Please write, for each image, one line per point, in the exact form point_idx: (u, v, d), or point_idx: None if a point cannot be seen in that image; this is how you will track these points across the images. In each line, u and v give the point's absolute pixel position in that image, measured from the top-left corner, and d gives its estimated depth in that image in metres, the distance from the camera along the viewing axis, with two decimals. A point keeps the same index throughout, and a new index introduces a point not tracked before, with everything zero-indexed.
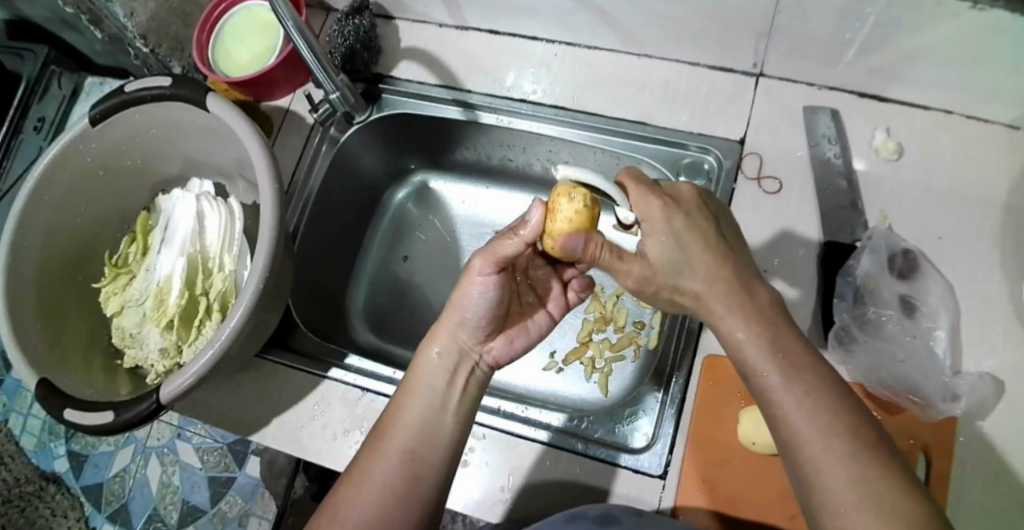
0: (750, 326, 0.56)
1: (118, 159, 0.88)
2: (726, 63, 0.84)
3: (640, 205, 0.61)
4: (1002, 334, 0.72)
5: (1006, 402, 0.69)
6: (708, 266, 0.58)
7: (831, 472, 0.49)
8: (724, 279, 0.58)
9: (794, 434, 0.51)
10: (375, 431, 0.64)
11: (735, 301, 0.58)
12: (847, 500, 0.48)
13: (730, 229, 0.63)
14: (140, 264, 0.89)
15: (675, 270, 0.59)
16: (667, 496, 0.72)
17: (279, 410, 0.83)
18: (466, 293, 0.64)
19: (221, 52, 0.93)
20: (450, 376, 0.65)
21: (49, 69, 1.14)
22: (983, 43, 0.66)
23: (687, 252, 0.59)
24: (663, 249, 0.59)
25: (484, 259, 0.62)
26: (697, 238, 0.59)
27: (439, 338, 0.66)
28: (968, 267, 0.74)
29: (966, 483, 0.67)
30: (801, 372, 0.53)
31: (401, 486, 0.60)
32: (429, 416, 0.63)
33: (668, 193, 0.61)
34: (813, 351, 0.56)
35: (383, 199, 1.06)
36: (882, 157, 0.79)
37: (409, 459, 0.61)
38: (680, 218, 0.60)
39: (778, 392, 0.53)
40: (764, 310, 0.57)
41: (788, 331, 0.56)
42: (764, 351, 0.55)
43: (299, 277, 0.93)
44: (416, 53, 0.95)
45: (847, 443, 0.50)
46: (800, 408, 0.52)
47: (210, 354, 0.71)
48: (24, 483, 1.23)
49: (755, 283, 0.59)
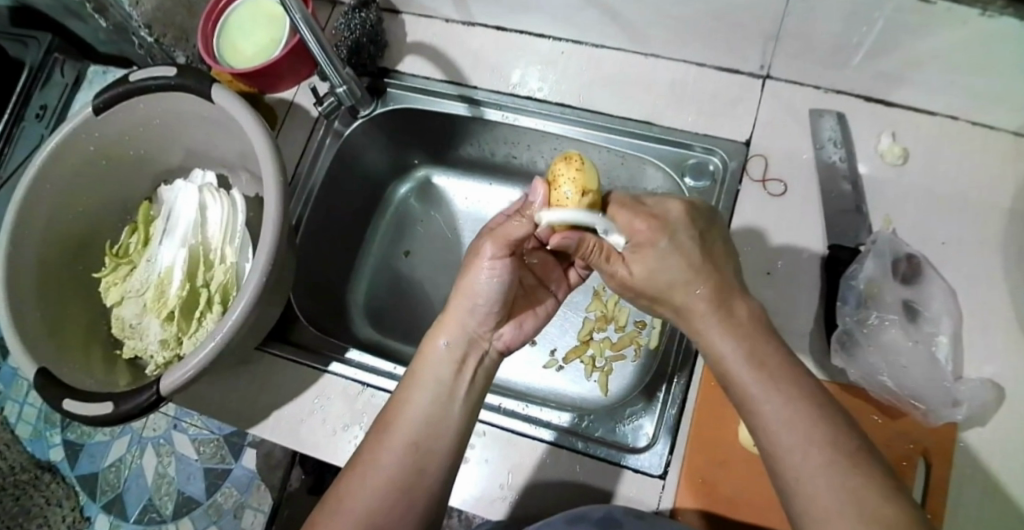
0: (732, 337, 0.57)
1: (120, 148, 0.87)
2: (733, 64, 0.84)
3: (625, 226, 0.64)
4: (1004, 341, 0.72)
5: (1006, 409, 0.69)
6: (692, 281, 0.61)
7: (812, 481, 0.49)
8: (707, 293, 0.60)
9: (773, 444, 0.52)
10: (380, 421, 0.64)
11: (715, 311, 0.59)
12: (829, 504, 0.48)
13: (721, 242, 0.65)
14: (141, 254, 0.89)
15: (659, 287, 0.62)
16: (667, 497, 0.72)
17: (278, 403, 0.83)
18: (475, 280, 0.65)
19: (226, 43, 0.93)
20: (458, 366, 0.65)
21: (52, 56, 1.13)
22: (992, 50, 0.66)
23: (668, 273, 0.61)
24: (646, 268, 0.62)
25: (493, 242, 0.64)
26: (680, 257, 0.62)
27: (448, 328, 0.66)
28: (971, 273, 0.74)
29: (964, 489, 0.68)
30: (780, 382, 0.53)
31: (407, 476, 0.60)
32: (437, 405, 0.63)
33: (654, 213, 0.64)
34: (795, 362, 0.56)
35: (385, 194, 1.06)
36: (887, 162, 0.79)
37: (415, 449, 0.61)
38: (664, 239, 0.62)
39: (757, 401, 0.53)
40: (747, 323, 0.58)
41: (769, 343, 0.57)
42: (744, 362, 0.55)
43: (301, 270, 0.93)
44: (423, 48, 0.95)
45: (826, 451, 0.49)
46: (780, 415, 0.52)
47: (212, 346, 0.70)
48: (19, 471, 1.22)
49: (737, 294, 0.61)
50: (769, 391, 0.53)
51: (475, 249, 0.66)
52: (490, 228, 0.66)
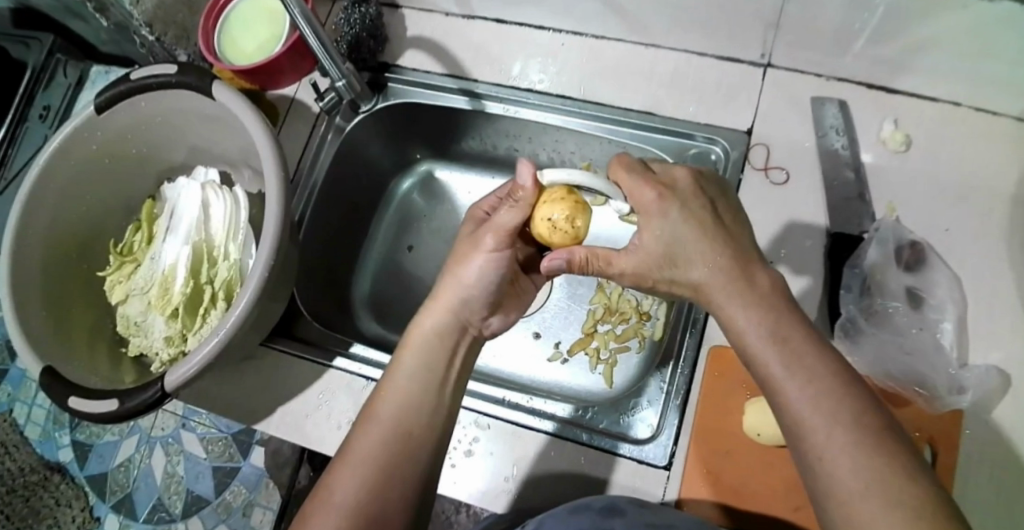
0: (751, 312, 0.56)
1: (123, 147, 0.88)
2: (733, 53, 0.83)
3: (633, 195, 0.63)
4: (1010, 327, 0.71)
5: (1012, 394, 0.69)
6: (709, 254, 0.59)
7: (836, 461, 0.49)
8: (724, 266, 0.58)
9: (799, 421, 0.51)
10: (368, 407, 0.63)
11: (733, 284, 0.58)
12: (854, 487, 0.48)
13: (729, 211, 0.63)
14: (145, 253, 0.90)
15: (673, 259, 0.60)
16: (672, 488, 0.72)
17: (283, 398, 0.83)
18: (471, 268, 0.65)
19: (227, 40, 0.93)
20: (445, 353, 0.65)
21: (54, 57, 1.15)
22: (995, 35, 0.66)
23: (682, 243, 0.60)
24: (662, 240, 0.61)
25: (495, 235, 0.65)
26: (693, 225, 0.60)
27: (438, 314, 0.65)
28: (975, 259, 0.74)
29: (972, 477, 0.67)
30: (804, 360, 0.53)
31: (389, 463, 0.59)
32: (424, 393, 0.62)
33: (662, 180, 0.63)
34: (818, 336, 0.56)
35: (388, 190, 1.06)
36: (890, 149, 0.78)
37: (399, 437, 0.60)
38: (676, 208, 0.61)
39: (779, 378, 0.53)
40: (767, 293, 0.57)
41: (791, 314, 0.56)
42: (767, 338, 0.55)
43: (307, 266, 0.94)
44: (423, 42, 0.95)
45: (852, 431, 0.49)
46: (805, 395, 0.52)
47: (216, 341, 0.70)
48: (29, 472, 1.23)
49: (756, 263, 0.59)
50: (791, 369, 0.53)
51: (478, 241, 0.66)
52: (487, 219, 0.67)
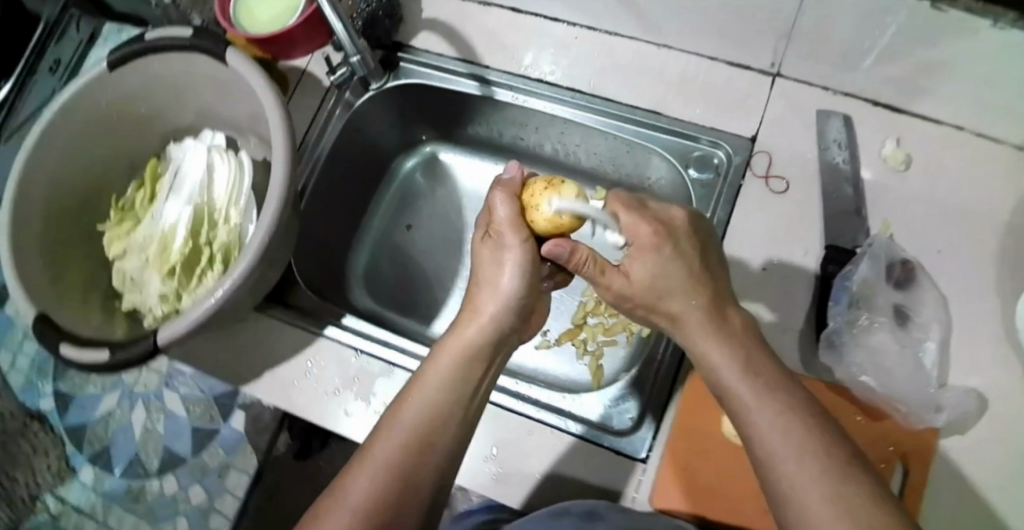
0: (722, 347, 0.59)
1: (131, 105, 0.88)
2: (743, 60, 0.84)
3: (630, 230, 0.64)
4: (992, 352, 0.73)
5: (988, 418, 0.70)
6: (688, 291, 0.62)
7: (806, 489, 0.50)
8: (704, 305, 0.62)
9: (767, 452, 0.53)
10: (394, 408, 0.63)
11: (708, 323, 0.61)
12: (821, 512, 0.48)
13: (716, 254, 0.66)
14: (146, 210, 0.90)
15: (662, 290, 0.62)
16: (645, 482, 0.73)
17: (272, 363, 0.84)
18: (503, 275, 0.66)
19: (243, 7, 0.93)
20: (473, 370, 0.65)
21: (68, 12, 1.15)
22: (1006, 64, 0.66)
23: (670, 277, 0.62)
24: (650, 270, 0.63)
25: (508, 229, 0.67)
26: (682, 265, 0.63)
27: (479, 320, 0.66)
28: (964, 282, 0.75)
29: (941, 493, 0.68)
30: (774, 394, 0.55)
31: (410, 473, 0.59)
32: (451, 398, 0.63)
33: (660, 219, 0.64)
34: (789, 374, 0.58)
35: (392, 167, 1.07)
36: (890, 166, 0.79)
37: (423, 444, 0.60)
38: (669, 246, 0.63)
39: (750, 413, 0.55)
40: (740, 332, 0.61)
41: (764, 355, 0.60)
42: (741, 374, 0.57)
43: (303, 234, 0.94)
44: (438, 25, 0.95)
45: (821, 460, 0.51)
46: (775, 426, 0.53)
47: (210, 303, 0.71)
48: None
49: (731, 308, 0.63)
50: (764, 403, 0.55)
51: (493, 242, 0.68)
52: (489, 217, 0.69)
